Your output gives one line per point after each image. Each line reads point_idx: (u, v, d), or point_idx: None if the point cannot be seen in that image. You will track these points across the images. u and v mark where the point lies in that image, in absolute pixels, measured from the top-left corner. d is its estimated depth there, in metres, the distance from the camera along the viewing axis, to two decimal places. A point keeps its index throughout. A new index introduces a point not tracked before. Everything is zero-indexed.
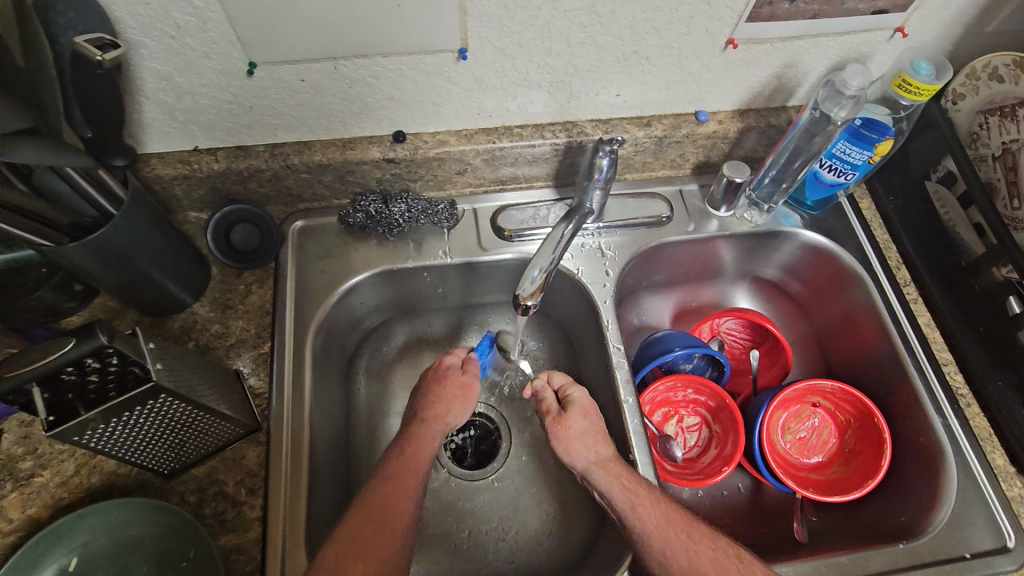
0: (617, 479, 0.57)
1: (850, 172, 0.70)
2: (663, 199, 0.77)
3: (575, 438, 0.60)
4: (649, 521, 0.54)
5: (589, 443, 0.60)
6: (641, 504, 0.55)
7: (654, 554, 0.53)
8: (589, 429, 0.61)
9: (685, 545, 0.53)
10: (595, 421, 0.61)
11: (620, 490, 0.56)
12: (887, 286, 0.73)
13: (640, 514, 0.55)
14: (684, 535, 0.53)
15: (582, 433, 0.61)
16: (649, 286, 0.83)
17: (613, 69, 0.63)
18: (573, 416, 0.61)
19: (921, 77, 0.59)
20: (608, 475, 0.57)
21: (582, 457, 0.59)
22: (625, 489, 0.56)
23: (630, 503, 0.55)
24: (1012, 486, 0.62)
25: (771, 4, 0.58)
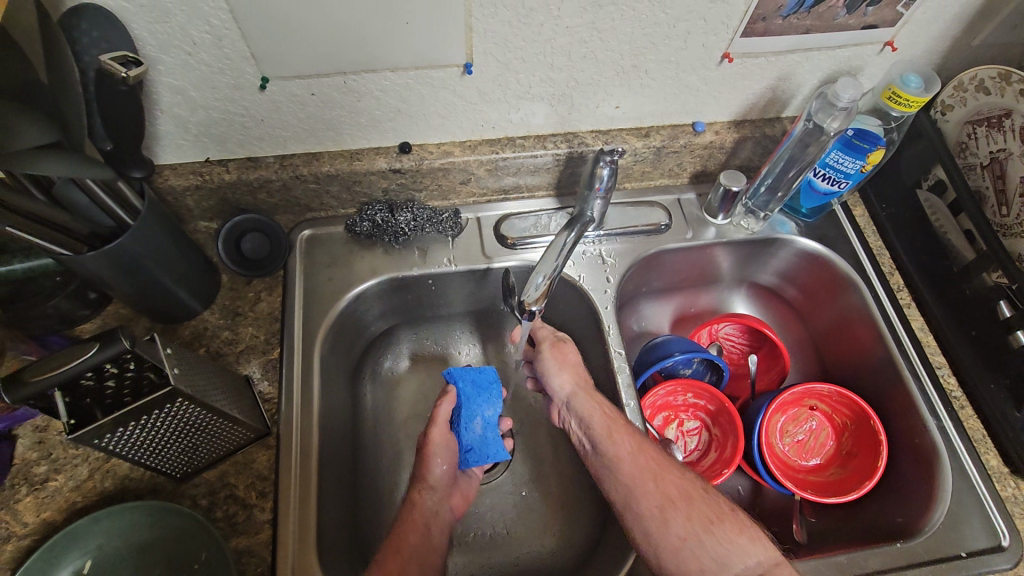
0: (599, 402, 0.63)
1: (843, 181, 0.71)
2: (661, 207, 0.79)
3: (568, 365, 0.67)
4: (622, 448, 0.59)
5: (579, 368, 0.68)
6: (617, 426, 0.61)
7: (622, 475, 0.58)
8: (580, 364, 0.68)
9: (653, 469, 0.58)
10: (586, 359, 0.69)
11: (600, 416, 0.62)
12: (881, 290, 0.74)
13: (614, 440, 0.60)
14: (654, 462, 0.58)
15: (573, 365, 0.68)
16: (649, 293, 0.84)
17: (613, 81, 0.65)
18: (569, 344, 0.70)
19: (911, 89, 0.62)
20: (590, 401, 0.64)
21: (570, 383, 0.66)
22: (605, 417, 0.62)
23: (606, 428, 0.61)
24: (1005, 486, 0.64)
25: (765, 20, 0.60)
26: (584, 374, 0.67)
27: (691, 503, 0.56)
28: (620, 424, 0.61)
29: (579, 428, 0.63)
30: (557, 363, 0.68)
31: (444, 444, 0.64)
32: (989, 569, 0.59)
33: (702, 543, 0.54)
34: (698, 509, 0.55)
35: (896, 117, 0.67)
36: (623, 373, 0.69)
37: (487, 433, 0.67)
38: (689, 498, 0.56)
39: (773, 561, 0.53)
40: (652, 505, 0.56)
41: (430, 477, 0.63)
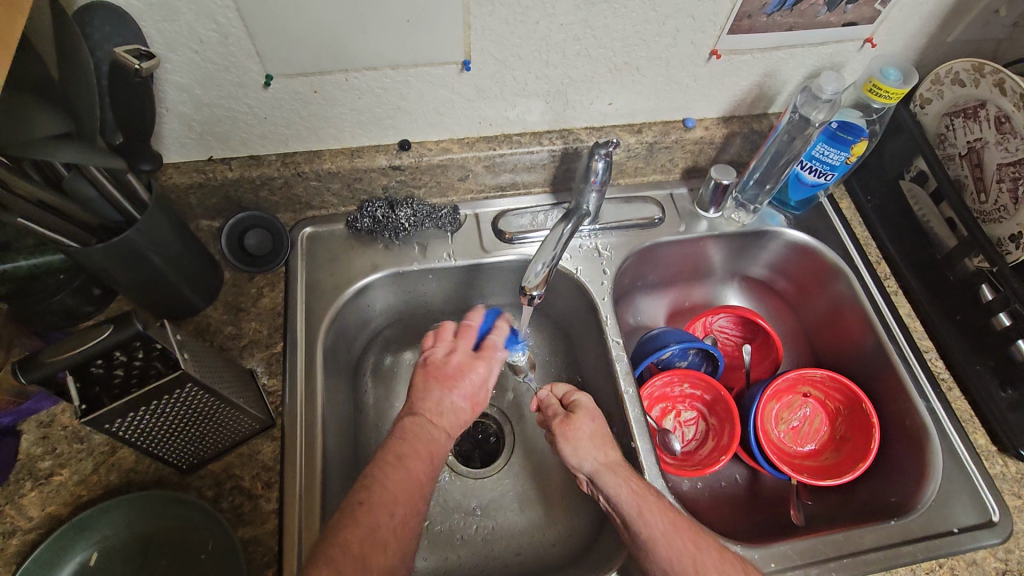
0: (624, 482, 0.59)
1: (829, 173, 0.74)
2: (654, 202, 0.81)
3: (582, 440, 0.63)
4: (655, 526, 0.55)
5: (595, 440, 0.63)
6: (646, 506, 0.56)
7: (660, 558, 0.54)
8: (597, 432, 0.64)
9: (691, 549, 0.54)
10: (603, 425, 0.64)
11: (628, 493, 0.58)
12: (868, 279, 0.77)
13: (647, 519, 0.56)
14: (690, 542, 0.54)
15: (590, 435, 0.64)
16: (644, 287, 0.86)
17: (605, 78, 0.68)
18: (582, 415, 0.65)
19: (890, 81, 0.64)
20: (616, 476, 0.59)
21: (590, 458, 0.62)
22: (632, 492, 0.57)
23: (636, 506, 0.57)
24: (993, 464, 0.65)
25: (750, 17, 0.63)
26: (603, 444, 0.63)
27: None
28: (651, 500, 0.57)
29: (608, 505, 0.59)
30: (571, 442, 0.63)
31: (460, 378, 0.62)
32: (980, 545, 0.60)
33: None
34: None
35: (876, 109, 0.70)
36: (622, 362, 0.71)
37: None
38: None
39: None
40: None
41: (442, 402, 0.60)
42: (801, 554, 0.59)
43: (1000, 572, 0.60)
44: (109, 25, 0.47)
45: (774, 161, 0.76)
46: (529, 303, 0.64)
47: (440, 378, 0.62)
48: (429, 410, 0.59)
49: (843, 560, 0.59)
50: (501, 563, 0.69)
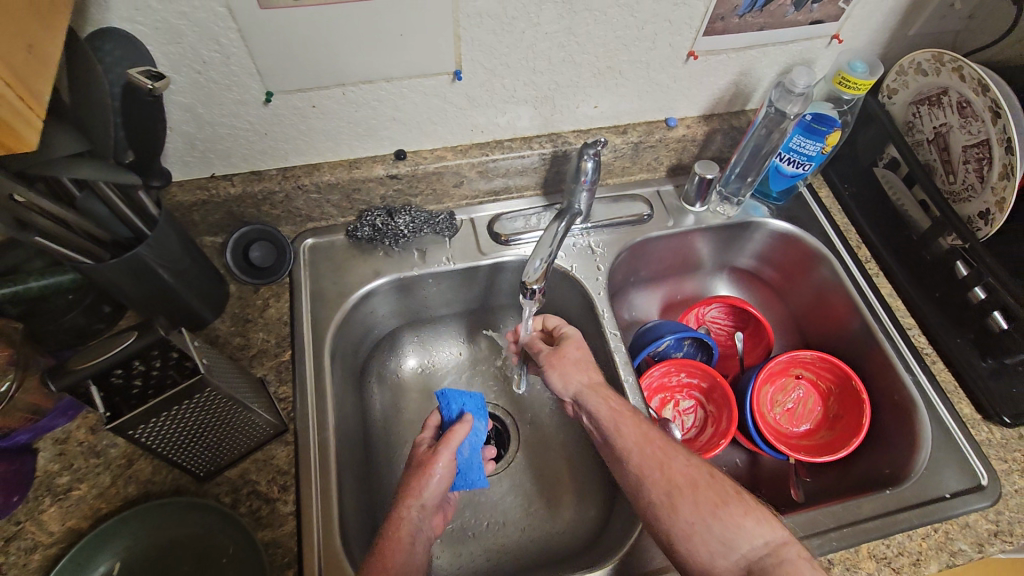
0: (605, 399, 0.63)
1: (807, 164, 0.77)
2: (642, 199, 0.84)
3: (569, 366, 0.67)
4: (630, 437, 0.60)
5: (581, 366, 0.67)
6: (622, 419, 0.61)
7: (632, 466, 0.58)
8: (581, 360, 0.68)
9: (659, 457, 0.58)
10: (587, 353, 0.69)
11: (607, 409, 0.62)
12: (850, 262, 0.80)
13: (622, 432, 0.60)
14: (660, 450, 0.58)
15: (576, 361, 0.68)
16: (637, 282, 0.89)
17: (590, 83, 0.71)
18: (570, 343, 0.70)
19: (858, 73, 0.68)
20: (597, 396, 0.63)
21: (575, 381, 0.66)
22: (611, 409, 0.62)
23: (614, 421, 0.61)
24: (980, 430, 0.68)
25: (723, 19, 0.66)
26: (587, 370, 0.67)
27: (698, 490, 0.55)
28: (628, 415, 0.61)
29: (590, 423, 0.64)
30: (558, 367, 0.68)
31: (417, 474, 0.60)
32: (972, 509, 0.63)
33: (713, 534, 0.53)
34: (704, 493, 0.55)
35: (846, 100, 0.74)
36: (621, 352, 0.73)
37: (475, 455, 0.64)
38: (695, 483, 0.55)
39: (783, 546, 0.52)
40: (659, 492, 0.56)
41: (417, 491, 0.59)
42: (801, 527, 0.61)
43: (991, 533, 0.62)
44: (119, 48, 0.49)
45: (759, 152, 0.79)
46: (529, 297, 0.66)
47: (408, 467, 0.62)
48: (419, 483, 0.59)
49: (842, 530, 0.61)
50: (513, 556, 0.70)
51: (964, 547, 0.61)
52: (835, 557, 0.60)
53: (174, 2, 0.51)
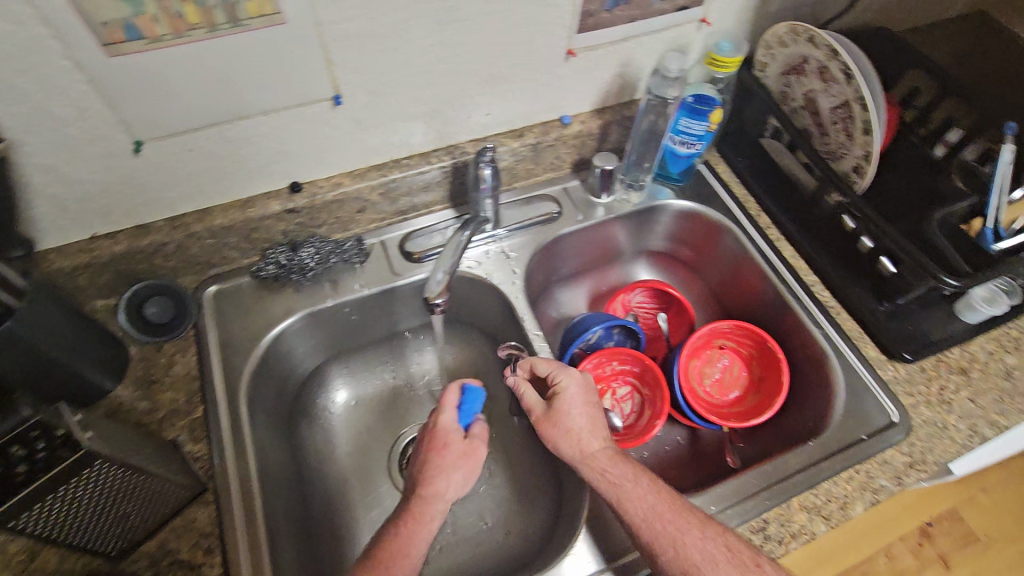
0: (601, 470, 0.61)
1: (698, 143, 0.81)
2: (551, 198, 0.85)
3: (559, 437, 0.65)
4: (636, 515, 0.58)
5: (573, 431, 0.65)
6: (625, 497, 0.59)
7: (644, 543, 0.57)
8: (577, 425, 0.65)
9: (671, 534, 0.56)
10: (584, 416, 0.65)
11: (604, 485, 0.60)
12: (752, 230, 0.84)
13: (627, 509, 0.58)
14: (671, 526, 0.57)
15: (569, 427, 0.65)
16: (560, 280, 0.90)
17: (477, 92, 0.71)
18: (566, 401, 0.66)
19: (725, 52, 0.72)
20: (592, 470, 0.61)
21: (566, 450, 0.64)
22: (608, 484, 0.60)
23: (616, 496, 0.59)
24: (886, 370, 0.72)
25: (593, 15, 0.68)
26: (580, 438, 0.64)
27: (718, 566, 0.54)
28: (629, 489, 0.59)
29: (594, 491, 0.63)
30: (551, 428, 0.66)
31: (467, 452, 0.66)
32: (889, 444, 0.66)
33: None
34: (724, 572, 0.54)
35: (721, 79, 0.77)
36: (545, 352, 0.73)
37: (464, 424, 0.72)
38: (714, 560, 0.54)
39: None
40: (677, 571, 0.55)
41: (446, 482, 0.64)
42: (736, 494, 0.63)
43: (907, 464, 0.66)
44: None
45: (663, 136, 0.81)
46: (436, 313, 0.64)
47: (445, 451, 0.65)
48: (439, 492, 0.63)
49: (772, 488, 0.63)
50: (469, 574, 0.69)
51: (885, 483, 0.64)
52: (769, 516, 0.62)
53: (9, 60, 0.48)
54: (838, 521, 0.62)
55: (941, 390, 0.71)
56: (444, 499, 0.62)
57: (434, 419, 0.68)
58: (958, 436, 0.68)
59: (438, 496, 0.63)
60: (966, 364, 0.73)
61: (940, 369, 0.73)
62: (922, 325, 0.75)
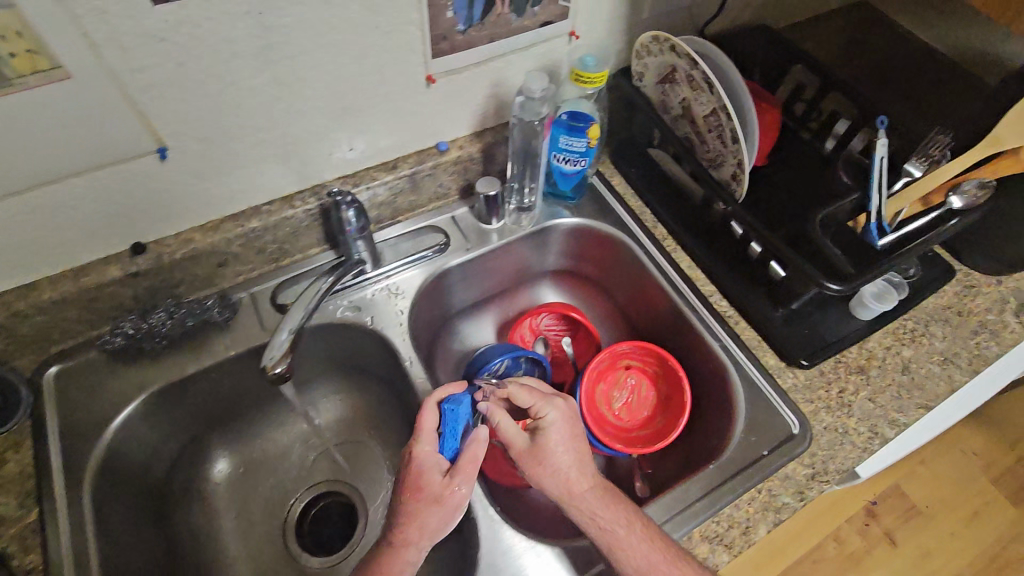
0: (592, 515, 0.59)
1: (583, 159, 0.78)
2: (438, 229, 0.81)
3: (546, 475, 0.61)
4: (629, 562, 0.56)
5: (561, 470, 0.61)
6: (618, 545, 0.57)
7: None
8: (567, 463, 0.61)
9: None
10: (573, 453, 0.62)
11: (596, 530, 0.59)
12: (648, 243, 0.82)
13: (621, 557, 0.57)
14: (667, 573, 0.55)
15: (557, 466, 0.61)
16: (461, 312, 0.86)
17: (333, 127, 0.66)
18: (551, 437, 0.62)
19: (590, 68, 0.68)
20: (583, 515, 0.59)
21: (551, 488, 0.61)
22: (600, 530, 0.58)
23: (609, 543, 0.58)
24: (786, 379, 0.71)
25: (447, 38, 0.64)
26: (569, 478, 0.61)
27: None
28: (623, 536, 0.57)
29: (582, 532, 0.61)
30: (536, 466, 0.62)
31: (449, 495, 0.60)
32: (790, 458, 0.65)
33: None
34: None
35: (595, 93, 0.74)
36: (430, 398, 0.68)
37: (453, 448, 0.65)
38: None
39: None
40: None
41: (422, 527, 0.59)
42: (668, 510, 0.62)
43: (810, 477, 0.64)
44: None
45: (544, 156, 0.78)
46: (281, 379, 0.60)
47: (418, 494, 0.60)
48: (415, 540, 0.58)
49: (672, 519, 0.61)
50: None
51: (787, 500, 0.62)
52: None
53: None
54: (740, 548, 0.60)
55: (840, 394, 0.70)
56: (417, 546, 0.58)
57: (409, 453, 0.61)
58: (859, 440, 0.67)
59: (411, 544, 0.58)
60: (864, 363, 0.73)
61: (838, 370, 0.72)
62: (818, 327, 0.74)
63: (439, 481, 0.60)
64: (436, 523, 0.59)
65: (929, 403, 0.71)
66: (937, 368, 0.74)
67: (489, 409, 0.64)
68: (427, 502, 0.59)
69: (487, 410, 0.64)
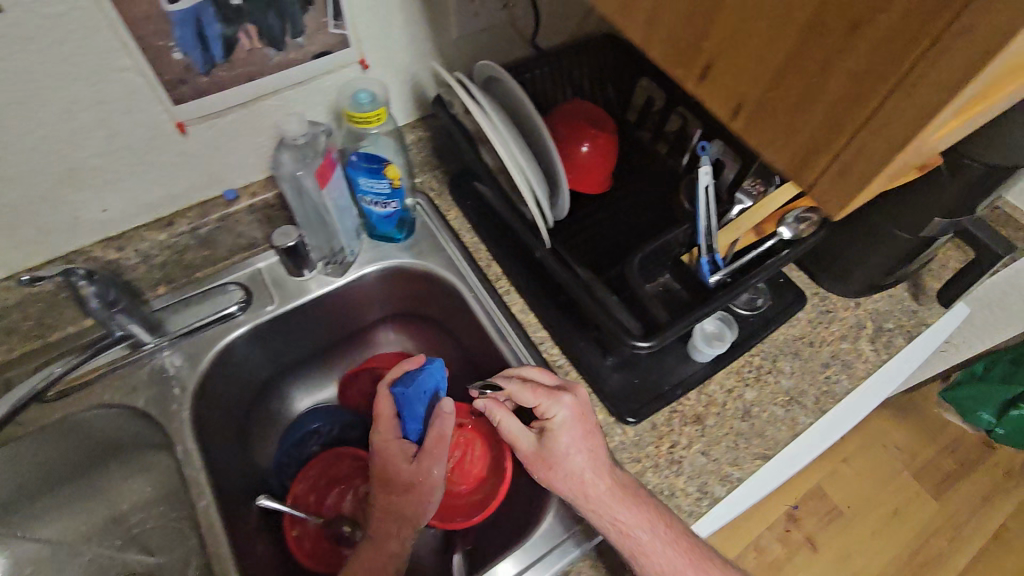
0: (613, 521, 0.56)
1: (392, 201, 0.70)
2: (237, 286, 0.72)
3: (559, 477, 0.59)
4: (653, 565, 0.56)
5: (573, 472, 0.58)
6: (644, 552, 0.56)
7: None
8: (582, 462, 0.58)
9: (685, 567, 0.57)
10: (588, 451, 0.58)
11: (617, 537, 0.57)
12: (480, 285, 0.74)
13: (648, 559, 0.56)
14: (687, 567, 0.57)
15: (573, 467, 0.58)
16: (288, 368, 0.79)
17: (64, 190, 0.58)
18: (558, 439, 0.59)
19: (363, 107, 0.59)
20: (601, 521, 0.57)
21: (566, 491, 0.58)
22: (619, 536, 0.57)
23: (633, 548, 0.57)
24: (613, 435, 0.65)
25: (184, 82, 0.55)
26: (588, 477, 0.58)
27: None
28: (651, 536, 0.57)
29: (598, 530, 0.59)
30: (545, 466, 0.59)
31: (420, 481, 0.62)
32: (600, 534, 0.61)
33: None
34: None
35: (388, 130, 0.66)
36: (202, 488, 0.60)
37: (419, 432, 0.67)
38: None
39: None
40: None
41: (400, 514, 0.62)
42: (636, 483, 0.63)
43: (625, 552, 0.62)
44: None
45: (339, 206, 0.66)
46: None
47: (389, 483, 0.63)
48: (392, 530, 0.61)
49: None
50: None
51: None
52: None
53: None
54: None
55: (670, 449, 0.65)
56: (400, 537, 0.61)
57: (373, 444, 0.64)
58: (684, 502, 0.62)
59: (390, 533, 0.61)
60: (701, 412, 0.68)
61: (671, 422, 0.67)
62: (651, 376, 0.68)
63: (406, 469, 0.62)
64: (412, 509, 0.61)
65: (767, 453, 0.66)
66: (780, 411, 0.68)
67: (487, 408, 0.61)
68: (398, 492, 0.62)
69: (485, 409, 0.61)
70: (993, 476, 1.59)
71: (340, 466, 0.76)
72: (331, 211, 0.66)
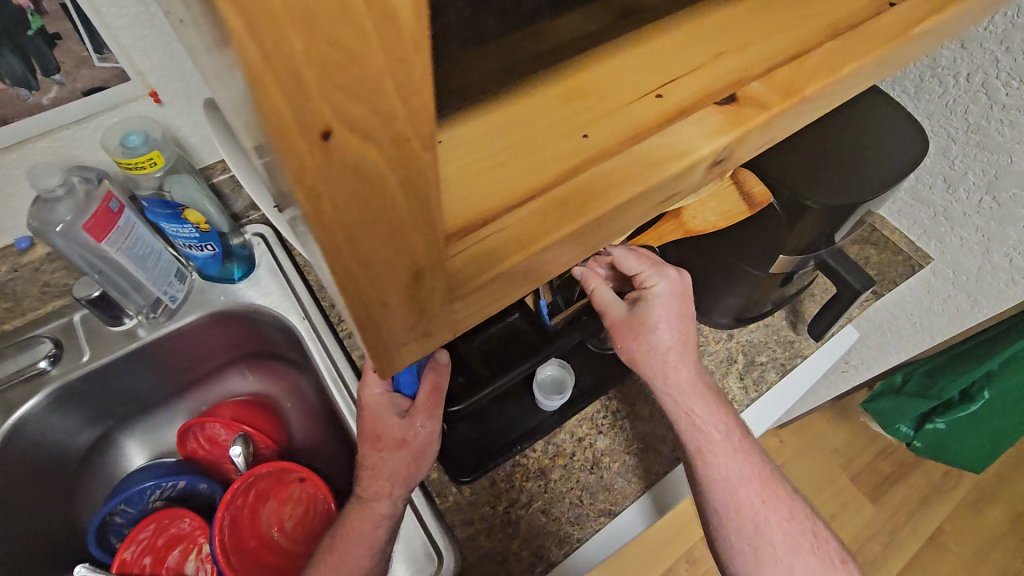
0: (688, 412, 0.56)
1: (209, 243, 0.65)
2: (46, 339, 0.65)
3: (646, 357, 0.54)
4: (716, 456, 0.56)
5: (660, 350, 0.54)
6: (710, 441, 0.56)
7: (715, 486, 0.57)
8: (672, 342, 0.54)
9: (747, 459, 0.58)
10: (681, 332, 0.54)
11: (686, 421, 0.56)
12: (322, 329, 0.69)
13: (709, 452, 0.56)
14: (749, 461, 0.58)
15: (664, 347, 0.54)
16: (124, 416, 0.74)
17: None
18: (654, 316, 0.53)
19: (136, 150, 0.53)
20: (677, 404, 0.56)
21: (649, 371, 0.55)
22: (690, 421, 0.56)
23: (701, 437, 0.56)
24: (446, 496, 0.61)
25: None
26: (675, 360, 0.54)
27: (768, 486, 0.58)
28: (722, 423, 0.57)
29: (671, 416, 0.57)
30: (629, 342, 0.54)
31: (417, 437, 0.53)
32: None
33: (779, 555, 0.56)
34: (768, 489, 0.58)
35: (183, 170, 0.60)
36: None
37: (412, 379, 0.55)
38: (762, 479, 0.58)
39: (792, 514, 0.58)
40: (727, 512, 0.57)
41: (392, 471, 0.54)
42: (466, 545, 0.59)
43: None
44: None
45: (135, 253, 0.59)
46: None
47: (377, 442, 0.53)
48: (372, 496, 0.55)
49: None
50: None
51: None
52: None
53: None
54: None
55: (509, 508, 0.60)
56: (390, 497, 0.55)
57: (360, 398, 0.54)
58: (517, 568, 0.58)
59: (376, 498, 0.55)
60: (546, 464, 0.63)
61: (512, 478, 0.61)
62: (493, 430, 0.62)
63: (396, 425, 0.53)
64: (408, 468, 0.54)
65: (612, 509, 0.61)
66: (633, 460, 0.64)
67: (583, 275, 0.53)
68: (389, 450, 0.53)
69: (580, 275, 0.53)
70: (930, 475, 1.57)
71: (177, 526, 0.71)
72: (124, 260, 0.59)
